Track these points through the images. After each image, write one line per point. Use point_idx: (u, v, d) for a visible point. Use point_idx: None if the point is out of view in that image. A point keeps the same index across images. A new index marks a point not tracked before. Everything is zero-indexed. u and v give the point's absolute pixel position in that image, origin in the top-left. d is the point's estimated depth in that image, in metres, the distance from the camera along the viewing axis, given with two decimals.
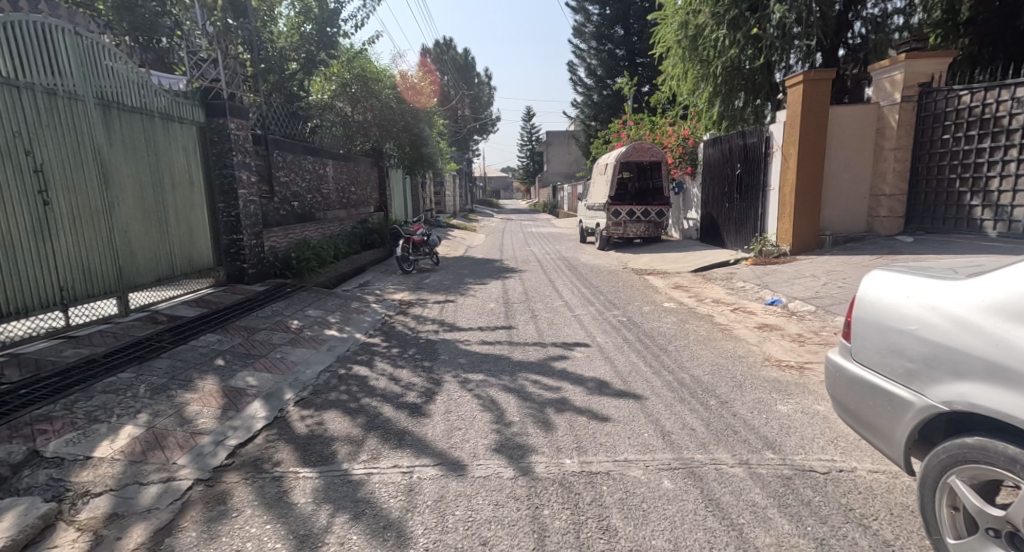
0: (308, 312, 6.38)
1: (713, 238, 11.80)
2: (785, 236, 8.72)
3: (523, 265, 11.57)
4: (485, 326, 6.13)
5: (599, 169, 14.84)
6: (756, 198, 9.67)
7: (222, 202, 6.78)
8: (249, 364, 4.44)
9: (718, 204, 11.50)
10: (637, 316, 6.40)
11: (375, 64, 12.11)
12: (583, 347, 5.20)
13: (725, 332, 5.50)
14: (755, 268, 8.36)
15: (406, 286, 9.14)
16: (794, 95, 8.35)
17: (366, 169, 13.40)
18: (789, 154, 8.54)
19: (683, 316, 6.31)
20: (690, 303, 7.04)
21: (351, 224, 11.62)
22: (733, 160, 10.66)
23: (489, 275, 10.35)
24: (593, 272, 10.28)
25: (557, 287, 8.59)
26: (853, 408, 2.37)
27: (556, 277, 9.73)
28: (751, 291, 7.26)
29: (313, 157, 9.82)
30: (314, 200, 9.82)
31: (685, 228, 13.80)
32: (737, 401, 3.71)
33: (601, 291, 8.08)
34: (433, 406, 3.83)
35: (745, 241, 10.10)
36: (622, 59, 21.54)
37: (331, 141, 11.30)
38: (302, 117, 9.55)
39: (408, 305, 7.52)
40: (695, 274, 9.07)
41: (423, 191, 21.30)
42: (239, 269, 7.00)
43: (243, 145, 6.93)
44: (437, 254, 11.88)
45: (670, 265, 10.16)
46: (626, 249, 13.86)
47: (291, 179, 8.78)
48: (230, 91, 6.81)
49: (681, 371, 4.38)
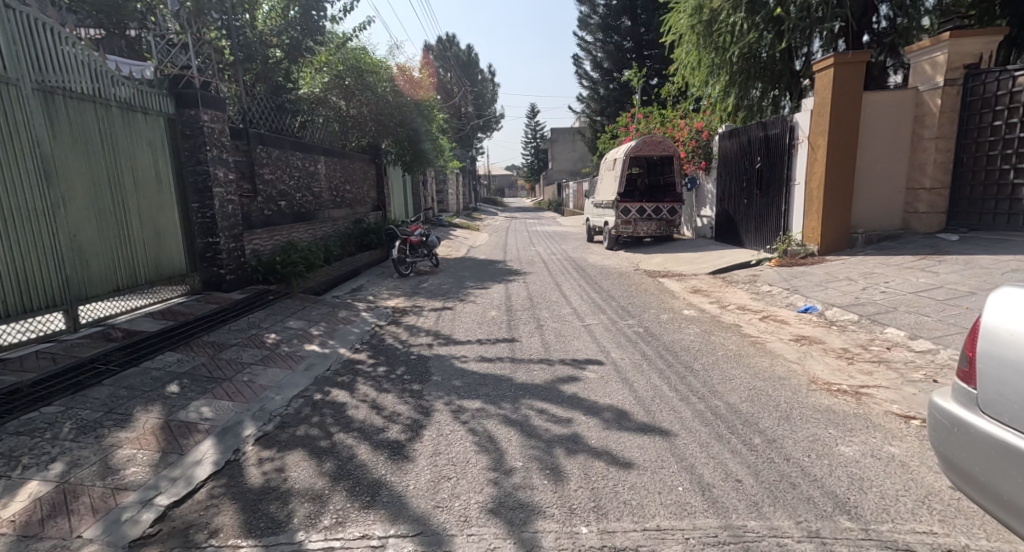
0: (289, 323, 5.76)
1: (730, 237, 11.09)
2: (812, 235, 8.03)
3: (527, 267, 10.93)
4: (485, 339, 5.48)
5: (607, 164, 14.15)
6: (778, 193, 8.98)
7: (196, 202, 6.16)
8: (208, 390, 3.82)
9: (736, 201, 10.80)
10: (655, 326, 5.73)
11: (370, 55, 11.51)
12: (595, 366, 4.54)
13: (757, 346, 4.83)
14: (781, 269, 7.68)
15: (402, 292, 8.51)
16: (824, 80, 7.67)
17: (363, 167, 12.78)
18: (817, 145, 7.85)
19: (707, 326, 5.63)
20: (712, 310, 6.35)
21: (345, 224, 11.02)
22: (752, 154, 9.96)
23: (491, 278, 9.70)
24: (603, 274, 9.62)
25: (563, 292, 7.93)
26: (995, 487, 1.79)
27: (563, 280, 9.06)
28: (779, 296, 6.59)
29: (302, 153, 9.19)
30: (304, 199, 9.21)
31: (699, 227, 13.09)
32: (788, 439, 3.05)
33: (613, 296, 7.40)
34: (420, 445, 3.20)
35: (766, 241, 9.40)
36: (629, 51, 20.82)
37: (324, 137, 10.68)
38: (291, 109, 8.92)
39: (402, 313, 6.89)
40: (714, 276, 8.40)
41: (424, 189, 20.67)
42: (216, 275, 6.40)
43: (220, 139, 6.32)
44: (437, 256, 11.27)
45: (685, 267, 9.49)
46: (636, 249, 13.19)
47: (277, 176, 8.16)
48: (203, 79, 6.20)
49: (714, 396, 3.71)
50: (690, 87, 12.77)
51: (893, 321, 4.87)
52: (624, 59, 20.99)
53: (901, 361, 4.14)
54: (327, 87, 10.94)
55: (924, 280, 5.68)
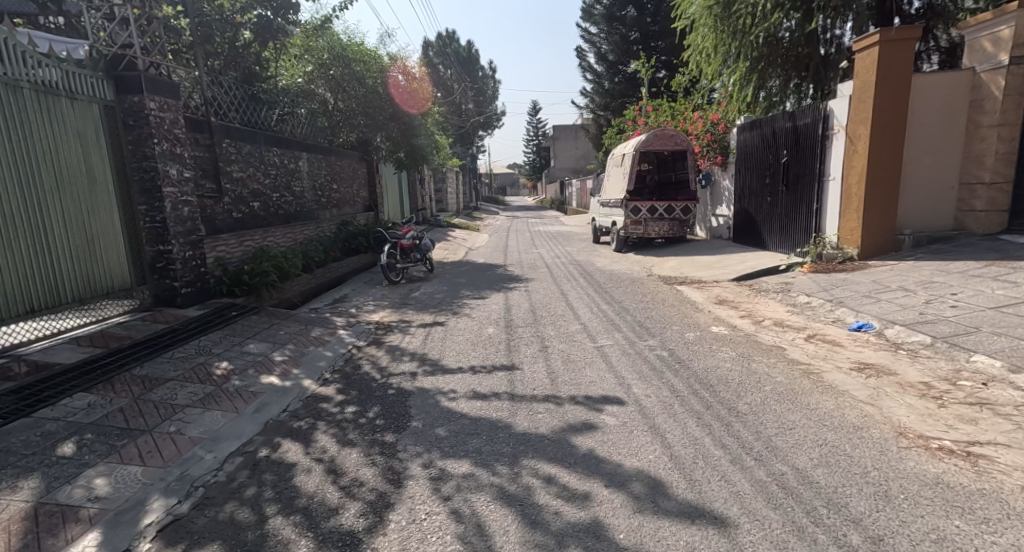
0: (249, 347, 4.87)
1: (750, 238, 10.21)
2: (850, 237, 7.13)
3: (529, 272, 10.06)
4: (479, 367, 4.60)
5: (614, 161, 13.28)
6: (808, 190, 8.10)
7: (143, 203, 5.29)
8: (116, 449, 2.95)
9: (757, 199, 9.90)
10: (681, 350, 4.85)
11: (360, 45, 10.76)
12: (614, 406, 3.66)
13: (812, 377, 3.93)
14: (818, 277, 6.78)
15: (390, 303, 7.65)
16: (866, 60, 6.77)
17: (353, 164, 11.93)
18: (856, 136, 6.94)
19: (744, 349, 4.74)
20: (745, 327, 5.46)
21: (331, 227, 10.17)
22: (775, 146, 9.08)
23: (489, 286, 8.83)
24: (613, 280, 8.75)
25: (570, 303, 7.06)
26: None
27: (569, 287, 8.19)
28: (820, 310, 5.70)
29: (279, 148, 8.34)
30: (282, 200, 8.37)
31: (715, 226, 12.20)
32: (900, 537, 2.16)
33: (628, 309, 6.52)
34: (382, 542, 2.32)
35: (794, 242, 8.53)
36: (634, 43, 19.93)
37: (308, 131, 9.85)
38: (266, 99, 8.10)
39: (386, 331, 6.01)
40: (739, 283, 7.52)
41: (422, 188, 19.82)
42: (169, 288, 5.52)
43: (172, 129, 5.46)
44: (431, 261, 10.42)
45: (704, 272, 8.60)
46: (646, 251, 12.31)
47: (248, 174, 7.30)
48: (151, 61, 5.33)
49: (776, 457, 2.82)
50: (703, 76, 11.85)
51: (981, 346, 3.96)
52: (629, 50, 20.14)
53: (1008, 403, 3.24)
54: (310, 77, 10.11)
55: (1001, 292, 4.79)
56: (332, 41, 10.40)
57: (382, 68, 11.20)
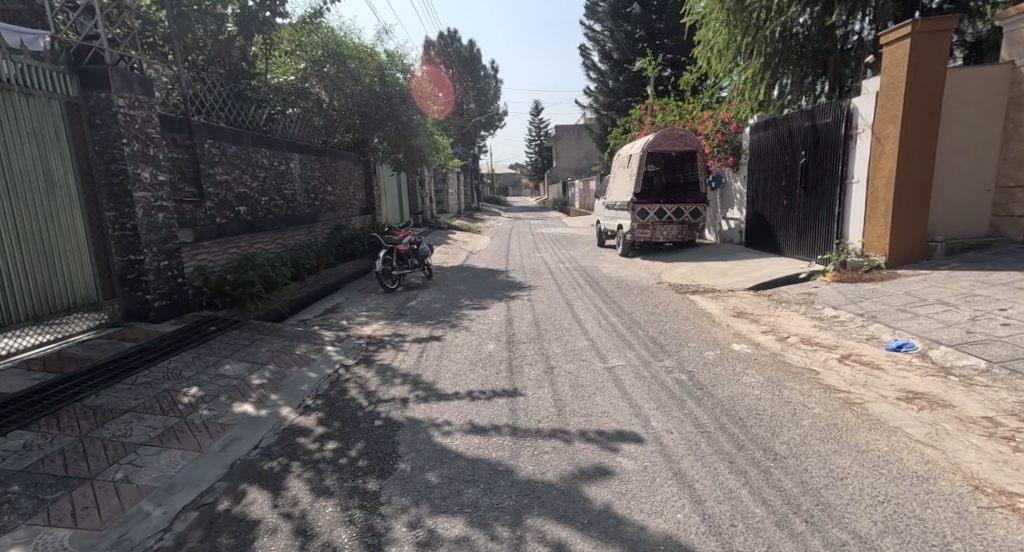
0: (224, 368, 4.41)
1: (764, 243, 9.75)
2: (877, 244, 6.67)
3: (532, 279, 9.62)
4: (478, 393, 4.14)
5: (620, 161, 12.82)
6: (830, 193, 7.62)
7: (112, 209, 4.85)
8: (45, 507, 2.50)
9: (772, 202, 9.44)
10: (702, 372, 4.38)
11: (356, 43, 10.44)
12: (632, 446, 3.19)
13: (856, 409, 3.46)
14: (843, 287, 6.31)
15: (384, 315, 7.21)
16: (895, 55, 6.31)
17: (348, 165, 11.51)
18: (884, 135, 6.48)
19: (771, 373, 4.27)
20: (770, 345, 4.99)
21: (325, 232, 9.75)
22: (792, 146, 8.62)
23: (491, 294, 8.38)
24: (621, 288, 8.29)
25: (576, 315, 6.59)
26: None
27: (574, 297, 7.73)
28: (850, 325, 5.23)
29: (268, 149, 7.92)
30: (271, 203, 7.94)
31: (725, 230, 11.73)
32: None
33: (640, 324, 6.04)
34: None
35: (813, 248, 8.07)
36: (640, 41, 19.48)
37: (300, 131, 9.44)
38: (255, 97, 7.69)
39: (377, 348, 5.56)
40: (757, 294, 7.05)
41: (422, 189, 19.39)
42: (141, 301, 5.08)
43: (144, 129, 5.01)
44: (430, 267, 9.99)
45: (718, 281, 8.14)
46: (654, 255, 11.86)
47: (233, 177, 6.86)
48: (122, 54, 4.88)
49: (830, 520, 2.36)
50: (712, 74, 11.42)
51: None
52: (633, 48, 19.70)
53: None
54: (304, 74, 9.70)
55: None
56: (327, 36, 9.99)
57: (380, 66, 10.78)
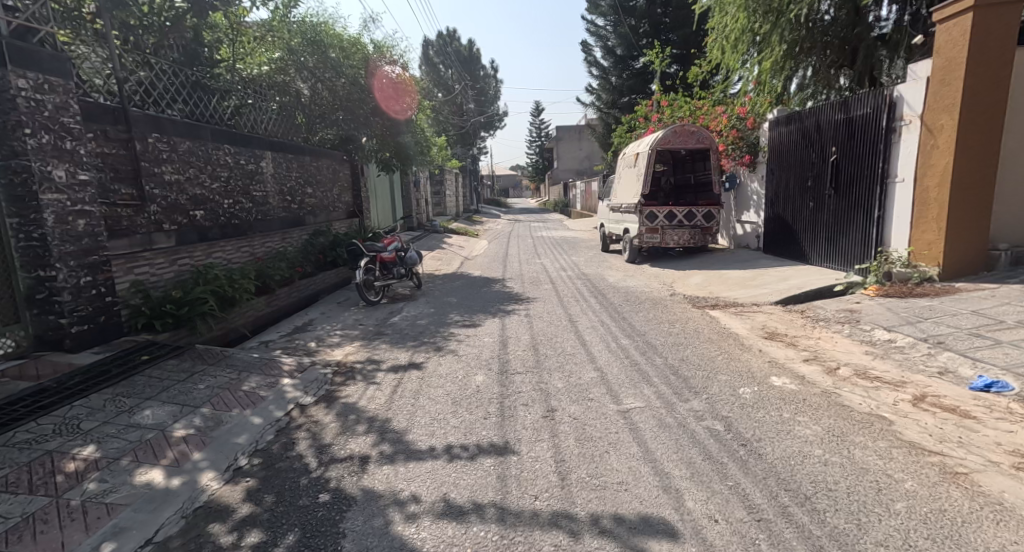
0: (141, 414, 3.52)
1: (786, 250, 8.91)
2: (928, 253, 5.83)
3: (531, 289, 8.76)
4: (459, 450, 3.26)
5: (626, 161, 11.98)
6: (868, 194, 6.77)
7: (13, 215, 4.00)
8: None
9: (794, 205, 8.61)
10: (740, 419, 3.49)
11: (335, 31, 9.55)
12: (664, 547, 2.30)
13: (964, 484, 2.56)
14: (892, 304, 5.42)
15: (362, 334, 6.33)
16: (950, 33, 5.47)
17: (332, 165, 10.66)
18: (937, 126, 5.64)
19: (830, 420, 3.38)
20: (818, 379, 4.10)
21: (304, 238, 8.88)
22: (820, 142, 7.78)
23: (484, 308, 7.50)
24: (630, 301, 7.41)
25: (579, 336, 5.71)
26: None
27: (578, 312, 6.85)
28: (911, 353, 4.34)
29: (231, 145, 7.06)
30: (233, 207, 7.06)
31: (741, 234, 10.86)
32: None
33: (657, 349, 5.15)
34: None
35: (848, 257, 7.20)
36: (644, 36, 18.61)
37: (273, 126, 8.59)
38: (215, 87, 6.85)
39: (343, 381, 4.67)
40: (787, 311, 6.16)
41: (417, 190, 18.54)
42: (54, 326, 4.22)
43: (57, 117, 4.17)
44: (418, 275, 9.13)
45: (740, 293, 7.26)
46: (663, 262, 10.99)
47: (186, 177, 6.01)
48: (28, 26, 4.05)
49: None
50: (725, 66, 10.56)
51: None
52: (636, 43, 18.86)
53: None
54: (279, 65, 8.87)
55: None
56: (304, 24, 9.14)
57: (365, 56, 9.93)
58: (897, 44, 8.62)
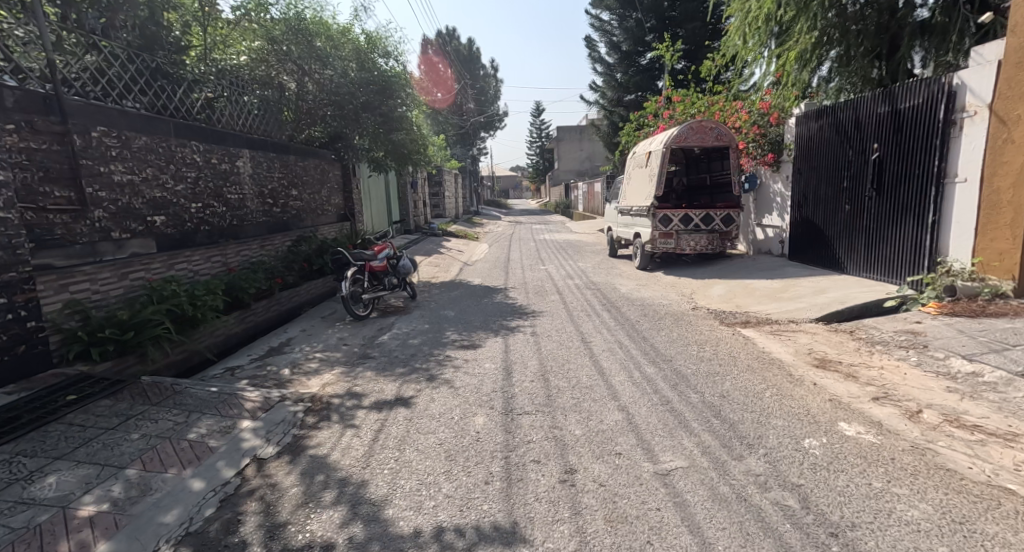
0: (43, 483, 2.75)
1: (816, 258, 8.16)
2: (997, 262, 5.23)
3: (536, 301, 7.97)
4: (457, 539, 2.49)
5: (636, 160, 11.20)
6: (919, 196, 6.04)
7: None
8: None
9: (826, 207, 7.89)
10: (817, 492, 2.69)
11: (323, 20, 8.84)
12: None
13: None
14: (964, 327, 4.66)
15: (346, 357, 5.54)
16: None
17: (320, 165, 9.89)
18: (1013, 118, 5.03)
19: (938, 495, 2.59)
20: (900, 427, 3.30)
21: (288, 245, 8.10)
22: (860, 138, 7.07)
23: (484, 324, 6.71)
24: (648, 317, 6.62)
25: (595, 363, 4.91)
26: None
27: (590, 331, 6.06)
28: (1007, 394, 3.57)
29: (200, 141, 6.26)
30: (203, 211, 6.28)
31: (762, 239, 10.10)
32: None
33: (689, 382, 4.35)
34: None
35: (893, 265, 6.45)
36: (650, 31, 17.86)
37: (253, 122, 7.81)
38: (178, 75, 6.05)
39: (315, 423, 3.86)
40: (833, 331, 5.38)
41: (414, 192, 17.75)
42: None
43: None
44: (412, 286, 8.37)
45: (773, 308, 6.48)
46: (679, 269, 10.21)
47: (142, 177, 5.21)
48: None
49: None
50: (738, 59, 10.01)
51: None
52: (643, 38, 18.04)
53: None
54: (260, 55, 8.22)
55: None
56: (287, 11, 8.37)
57: (354, 47, 9.14)
58: (945, 29, 7.63)
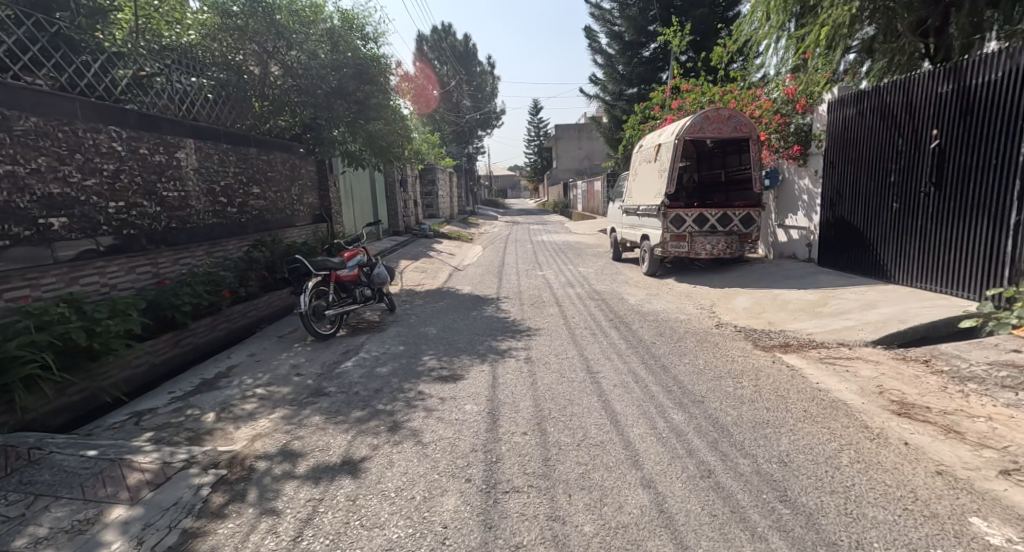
0: None
1: (854, 264, 7.10)
2: None
3: (531, 315, 6.90)
4: None
5: (643, 154, 10.13)
6: (999, 190, 5.01)
7: None
8: None
9: (865, 206, 6.85)
10: None
11: None
12: None
13: None
14: None
15: (295, 394, 4.44)
16: None
17: (289, 159, 8.80)
18: None
19: None
20: None
21: (246, 250, 7.01)
22: (913, 125, 6.02)
23: (470, 346, 5.62)
24: (664, 338, 5.55)
25: (606, 407, 3.82)
26: None
27: (596, 358, 4.97)
28: None
29: (122, 126, 5.20)
30: (128, 210, 5.22)
31: (785, 242, 9.04)
32: None
33: (733, 439, 3.26)
34: None
35: (962, 274, 5.41)
36: (654, 21, 16.87)
37: (202, 107, 6.74)
38: (94, 45, 5.03)
39: (221, 506, 2.77)
40: (901, 360, 4.31)
41: (404, 191, 16.65)
42: None
43: None
44: (390, 297, 7.31)
45: (815, 327, 5.41)
46: (692, 275, 9.15)
47: (30, 169, 4.26)
48: None
49: None
50: (755, 43, 9.02)
51: None
52: (646, 27, 17.00)
53: None
54: (213, 32, 7.22)
55: None
56: None
57: (326, 26, 8.06)
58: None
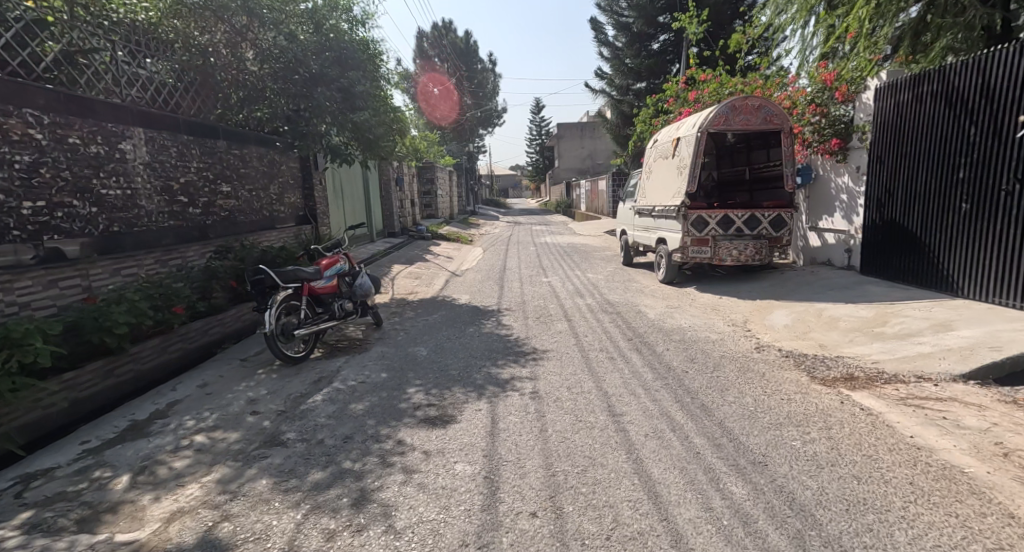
0: None
1: (909, 272, 6.19)
2: None
3: (537, 332, 5.96)
4: None
5: (659, 149, 9.20)
6: None
7: None
8: None
9: (922, 206, 5.93)
10: None
11: None
12: None
13: None
14: None
15: (242, 443, 3.51)
16: None
17: (266, 154, 7.89)
18: None
19: None
20: None
21: (210, 257, 6.10)
22: (991, 111, 5.09)
23: (465, 375, 4.69)
24: (698, 365, 4.61)
25: (640, 473, 2.90)
26: None
27: (619, 393, 4.05)
28: None
29: (43, 108, 4.35)
30: (51, 210, 4.41)
31: (820, 247, 8.11)
32: None
33: (825, 533, 2.34)
34: None
35: None
36: (664, 11, 15.95)
37: (158, 92, 5.83)
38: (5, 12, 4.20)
39: None
40: (1012, 406, 3.39)
41: (399, 189, 15.68)
42: None
43: None
44: (376, 310, 6.40)
45: (881, 353, 4.48)
46: (716, 283, 8.22)
47: None
48: None
49: None
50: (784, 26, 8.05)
51: None
52: (656, 18, 16.06)
53: None
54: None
55: None
56: None
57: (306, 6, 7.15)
58: None
